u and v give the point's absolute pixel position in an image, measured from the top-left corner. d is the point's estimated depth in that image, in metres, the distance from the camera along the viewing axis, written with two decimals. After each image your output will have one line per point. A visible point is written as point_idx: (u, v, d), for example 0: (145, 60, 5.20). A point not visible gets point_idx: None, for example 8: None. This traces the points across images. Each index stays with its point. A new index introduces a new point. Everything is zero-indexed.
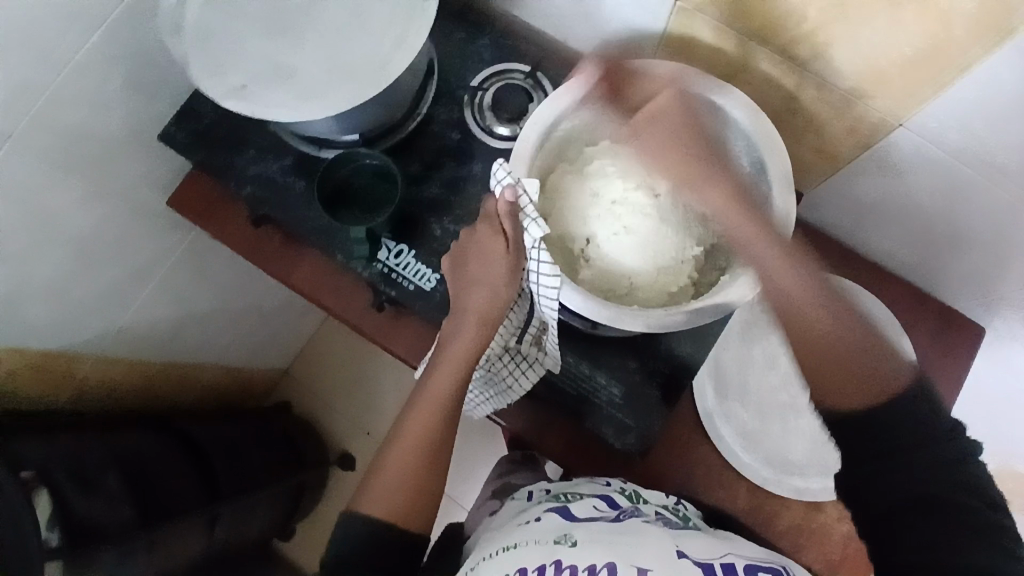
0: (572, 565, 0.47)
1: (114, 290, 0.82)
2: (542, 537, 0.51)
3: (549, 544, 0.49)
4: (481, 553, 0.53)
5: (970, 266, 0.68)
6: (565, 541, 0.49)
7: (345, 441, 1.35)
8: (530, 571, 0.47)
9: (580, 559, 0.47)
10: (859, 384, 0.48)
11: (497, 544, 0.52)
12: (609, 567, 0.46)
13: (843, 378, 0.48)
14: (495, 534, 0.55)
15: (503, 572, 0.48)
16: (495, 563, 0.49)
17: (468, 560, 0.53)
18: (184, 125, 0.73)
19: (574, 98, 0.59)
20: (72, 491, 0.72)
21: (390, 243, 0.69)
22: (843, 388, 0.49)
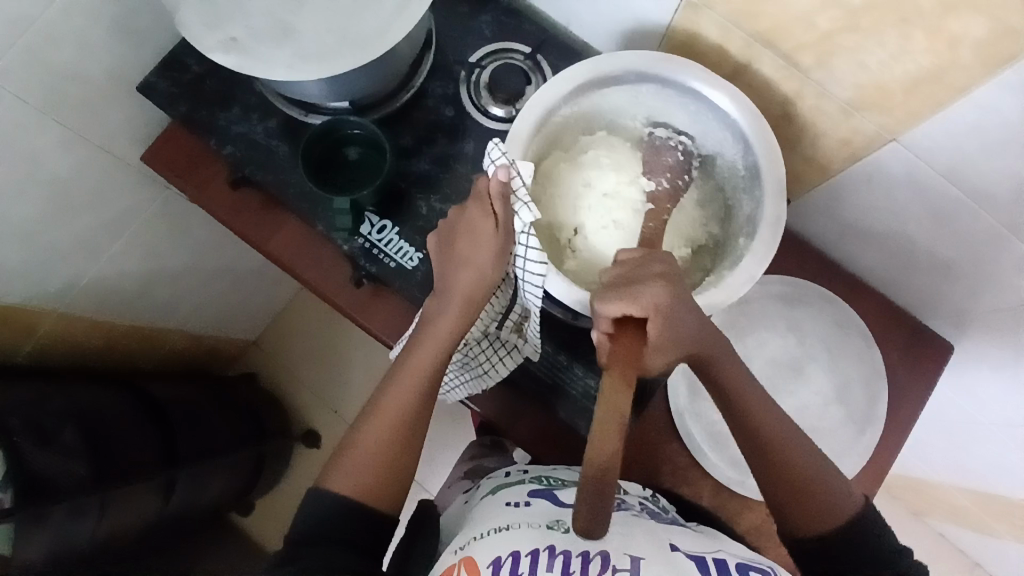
0: (565, 551, 0.46)
1: (81, 243, 0.78)
2: (533, 520, 0.50)
3: (541, 528, 0.49)
4: (470, 533, 0.52)
5: (946, 287, 0.70)
6: (558, 526, 0.49)
7: (311, 416, 1.33)
8: (523, 554, 0.46)
9: (574, 544, 0.46)
10: (819, 506, 0.53)
11: (487, 525, 0.52)
12: (602, 555, 0.45)
13: (806, 497, 0.53)
14: (483, 514, 0.55)
15: (496, 555, 0.47)
16: (488, 544, 0.49)
17: (457, 538, 0.52)
18: (168, 77, 0.70)
19: (575, 84, 0.58)
20: (30, 444, 0.69)
21: (373, 217, 0.67)
22: (804, 516, 0.53)
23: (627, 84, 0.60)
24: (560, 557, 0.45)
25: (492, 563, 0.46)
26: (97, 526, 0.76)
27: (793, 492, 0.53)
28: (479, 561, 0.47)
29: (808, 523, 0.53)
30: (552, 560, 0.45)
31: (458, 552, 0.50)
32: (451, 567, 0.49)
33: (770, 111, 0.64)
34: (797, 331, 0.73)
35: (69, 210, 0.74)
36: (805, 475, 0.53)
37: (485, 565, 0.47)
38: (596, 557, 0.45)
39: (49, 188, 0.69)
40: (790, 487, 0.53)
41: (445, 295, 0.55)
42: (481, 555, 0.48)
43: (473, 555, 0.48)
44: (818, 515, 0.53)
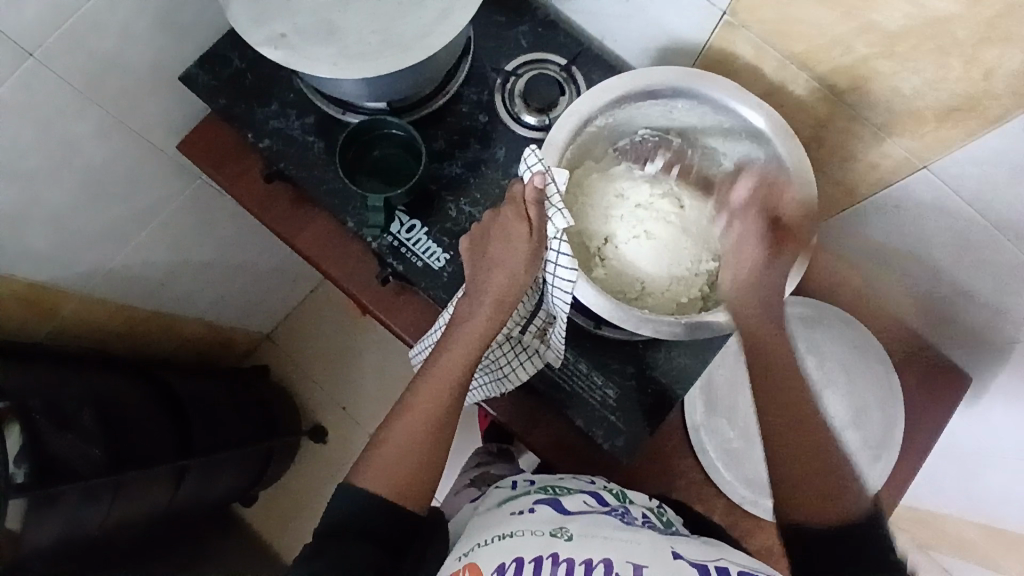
0: (568, 559, 0.46)
1: (113, 227, 0.80)
2: (538, 527, 0.50)
3: (546, 535, 0.49)
4: (475, 539, 0.52)
5: (968, 316, 0.70)
6: (562, 534, 0.49)
7: (319, 414, 1.33)
8: (526, 561, 0.47)
9: (578, 553, 0.47)
10: (820, 491, 0.56)
11: (490, 531, 0.52)
12: (605, 563, 0.46)
13: (813, 468, 0.56)
14: (486, 522, 0.55)
15: (497, 561, 0.47)
16: (491, 551, 0.49)
17: (462, 545, 0.53)
18: (208, 69, 0.71)
19: (612, 95, 0.59)
20: (46, 426, 0.70)
21: (403, 217, 0.68)
22: (807, 492, 0.56)
23: (663, 99, 0.60)
24: (564, 564, 0.46)
25: (496, 570, 0.47)
26: (109, 508, 0.76)
27: (799, 457, 0.56)
28: (483, 568, 0.48)
29: (810, 499, 0.56)
30: (556, 567, 0.46)
31: (462, 558, 0.50)
32: (457, 574, 0.49)
33: (801, 134, 0.64)
34: (818, 353, 0.72)
35: (103, 193, 0.75)
36: (810, 448, 0.56)
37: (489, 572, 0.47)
38: (599, 566, 0.45)
39: (84, 170, 0.71)
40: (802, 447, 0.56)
41: (476, 295, 0.56)
42: (485, 562, 0.48)
43: (478, 561, 0.49)
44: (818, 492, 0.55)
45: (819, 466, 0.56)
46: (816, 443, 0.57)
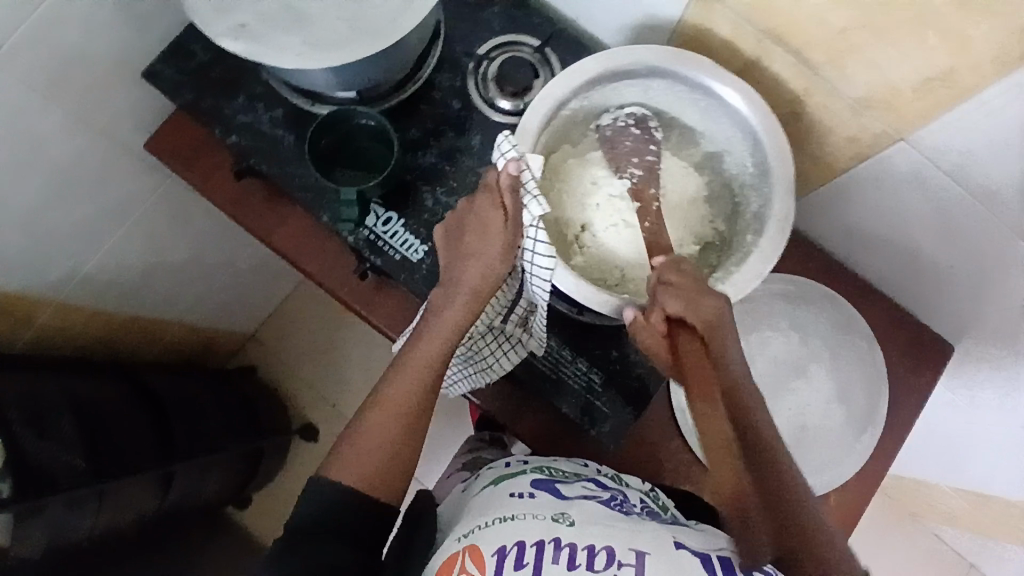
0: (571, 544, 0.46)
1: (83, 230, 0.78)
2: (539, 512, 0.49)
3: (547, 520, 0.48)
4: (473, 521, 0.51)
5: (950, 288, 0.70)
6: (563, 519, 0.48)
7: (309, 411, 1.32)
8: (528, 545, 0.46)
9: (581, 538, 0.46)
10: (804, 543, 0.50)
11: (489, 514, 0.51)
12: (608, 550, 0.45)
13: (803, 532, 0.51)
14: (483, 504, 0.54)
15: (498, 544, 0.47)
16: (493, 533, 0.48)
17: (460, 526, 0.52)
18: (171, 62, 0.69)
19: (586, 78, 0.58)
20: (25, 432, 0.68)
21: (379, 209, 0.67)
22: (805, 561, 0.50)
23: (637, 78, 0.60)
24: (566, 549, 0.45)
25: (496, 552, 0.46)
26: (95, 520, 0.76)
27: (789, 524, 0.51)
28: (485, 552, 0.47)
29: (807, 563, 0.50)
30: (559, 552, 0.45)
31: (461, 540, 0.49)
32: (456, 554, 0.48)
33: (779, 110, 0.64)
34: (801, 330, 0.73)
35: (69, 195, 0.73)
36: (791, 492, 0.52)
37: (490, 554, 0.46)
38: (602, 552, 0.45)
39: (48, 171, 0.68)
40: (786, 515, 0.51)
41: (451, 286, 0.55)
42: (486, 543, 0.47)
43: (479, 544, 0.48)
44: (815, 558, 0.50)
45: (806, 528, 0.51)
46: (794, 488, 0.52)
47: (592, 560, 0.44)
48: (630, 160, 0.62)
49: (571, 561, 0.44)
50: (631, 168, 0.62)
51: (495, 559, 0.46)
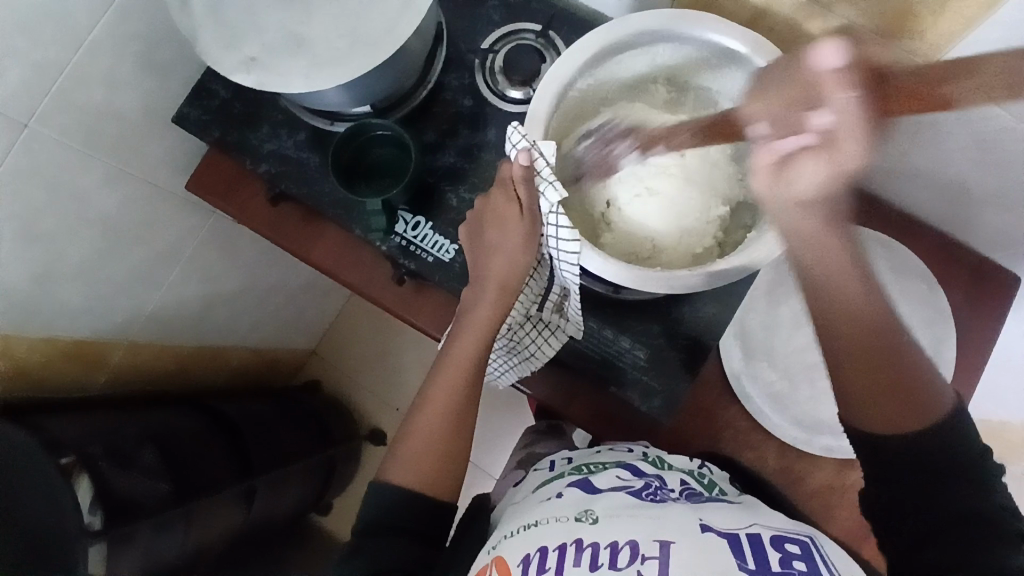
0: (593, 543, 0.48)
1: (141, 273, 0.83)
2: (563, 513, 0.53)
3: (570, 520, 0.51)
4: (505, 529, 0.55)
5: (1005, 217, 0.65)
6: (586, 517, 0.51)
7: (374, 417, 1.37)
8: (551, 549, 0.49)
9: (603, 535, 0.48)
10: (899, 407, 0.48)
11: (519, 521, 0.55)
12: (631, 544, 0.47)
13: (880, 383, 0.48)
14: (519, 511, 0.57)
15: (524, 551, 0.50)
16: (518, 543, 0.51)
17: (492, 537, 0.56)
18: (197, 103, 0.72)
19: (588, 55, 0.56)
20: (110, 466, 0.73)
21: (407, 215, 0.68)
22: (879, 415, 0.49)
23: (642, 46, 0.58)
24: (588, 550, 0.47)
25: (523, 560, 0.49)
26: (185, 539, 0.81)
27: (861, 383, 0.48)
28: (509, 561, 0.50)
29: (876, 423, 0.49)
30: (581, 553, 0.47)
31: (490, 552, 0.53)
32: (486, 566, 0.52)
33: (795, 55, 0.61)
34: None
35: (124, 241, 0.78)
36: (892, 368, 0.48)
37: (514, 564, 0.49)
38: (625, 547, 0.47)
39: (104, 223, 0.74)
40: (865, 367, 0.48)
41: (480, 283, 0.56)
42: (511, 553, 0.51)
43: (504, 556, 0.51)
44: (899, 411, 0.48)
45: (892, 383, 0.48)
46: (881, 352, 0.47)
47: (615, 558, 0.47)
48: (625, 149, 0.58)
49: (592, 561, 0.47)
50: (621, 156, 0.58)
51: (521, 567, 0.49)
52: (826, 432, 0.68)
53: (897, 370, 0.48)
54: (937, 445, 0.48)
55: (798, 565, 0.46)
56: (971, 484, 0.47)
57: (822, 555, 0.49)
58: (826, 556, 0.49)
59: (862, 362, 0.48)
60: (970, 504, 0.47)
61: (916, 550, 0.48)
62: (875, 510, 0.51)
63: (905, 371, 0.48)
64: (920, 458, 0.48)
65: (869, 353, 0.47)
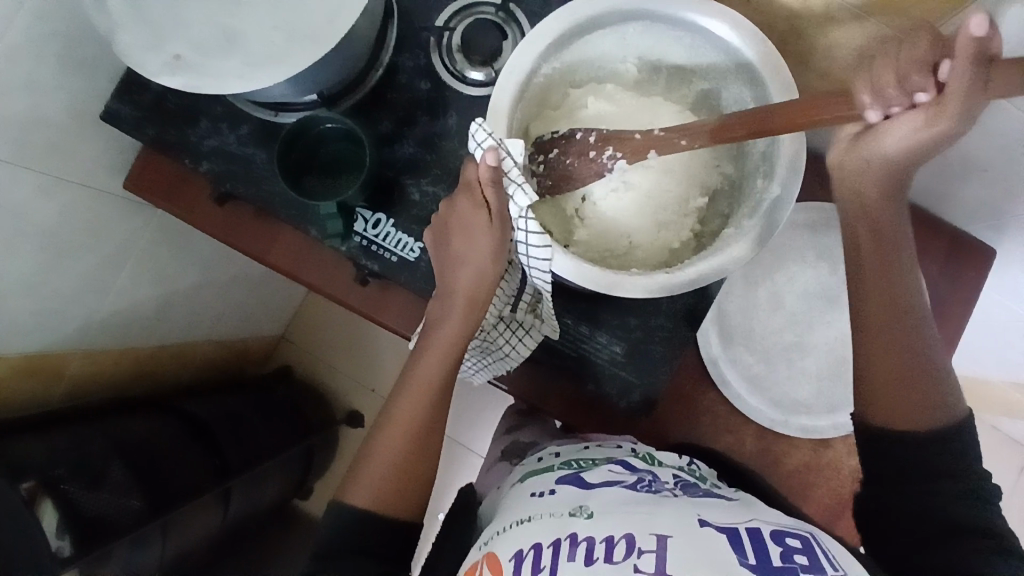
0: (588, 538, 0.47)
1: (88, 280, 0.77)
2: (556, 509, 0.51)
3: (564, 516, 0.50)
4: (495, 526, 0.54)
5: (983, 190, 0.64)
6: (580, 513, 0.50)
7: (350, 400, 1.35)
8: (545, 546, 0.47)
9: (598, 530, 0.47)
10: (916, 401, 0.52)
11: (510, 518, 0.53)
12: (627, 538, 0.46)
13: (897, 381, 0.52)
14: (506, 507, 0.56)
15: (517, 547, 0.48)
16: (510, 539, 0.50)
17: (483, 534, 0.54)
18: (126, 98, 0.65)
19: (551, 39, 0.51)
20: (76, 487, 0.69)
21: (366, 213, 0.64)
22: (891, 408, 0.52)
23: (611, 26, 0.53)
24: (583, 544, 0.46)
25: (514, 557, 0.48)
26: (162, 548, 0.78)
27: (876, 374, 0.53)
28: (501, 558, 0.48)
29: (892, 418, 0.52)
30: (575, 549, 0.46)
31: (482, 549, 0.52)
32: (476, 563, 0.50)
33: (773, 29, 0.57)
34: (828, 259, 0.71)
35: (65, 251, 0.72)
36: (907, 364, 0.52)
37: (507, 559, 0.48)
38: (621, 542, 0.46)
39: (40, 235, 0.67)
40: (888, 355, 0.52)
41: (447, 296, 0.54)
42: (502, 550, 0.49)
43: (495, 553, 0.49)
44: (912, 406, 0.52)
45: (903, 378, 0.52)
46: (900, 351, 0.52)
47: (610, 552, 0.46)
48: (609, 163, 0.53)
49: (588, 555, 0.45)
50: (602, 162, 0.53)
51: (512, 564, 0.47)
52: (803, 412, 0.69)
53: (912, 373, 0.52)
54: (928, 451, 0.51)
55: (800, 559, 0.44)
56: (960, 494, 0.49)
57: (823, 548, 0.47)
58: (829, 550, 0.47)
59: (879, 349, 0.53)
60: (962, 513, 0.48)
61: (905, 558, 0.49)
62: (865, 511, 0.54)
63: (914, 364, 0.52)
64: (910, 457, 0.51)
65: (885, 348, 0.53)
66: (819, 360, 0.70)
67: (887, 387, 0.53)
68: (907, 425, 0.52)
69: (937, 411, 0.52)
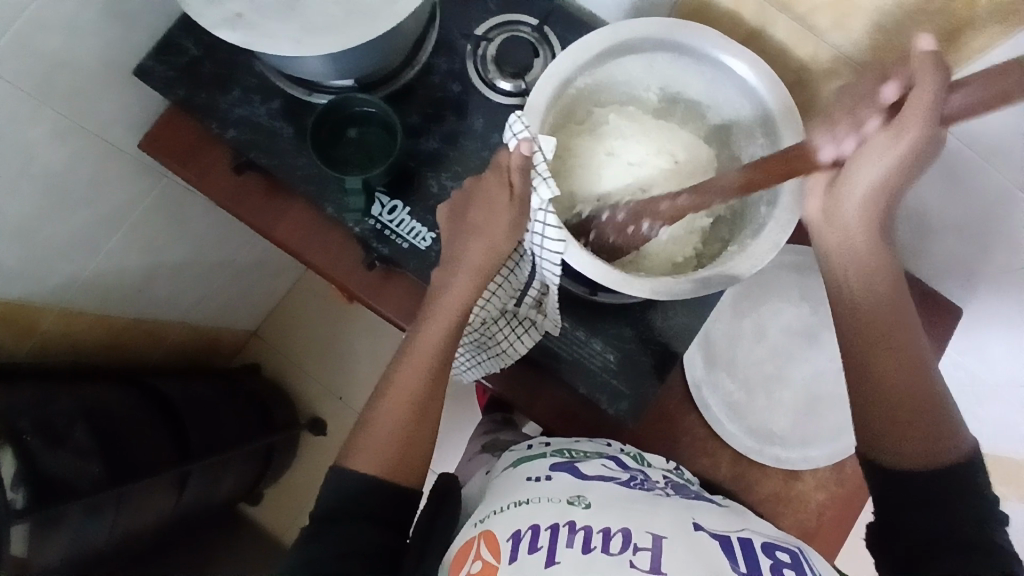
0: (585, 527, 0.47)
1: (81, 233, 0.76)
2: (554, 495, 0.51)
3: (562, 503, 0.50)
4: (491, 505, 0.53)
5: (957, 249, 0.69)
6: (578, 502, 0.50)
7: (315, 406, 1.32)
8: (542, 529, 0.47)
9: (596, 522, 0.47)
10: (919, 442, 0.48)
11: (506, 499, 0.53)
12: (624, 532, 0.47)
13: (907, 424, 0.49)
14: (499, 490, 0.56)
15: (514, 529, 0.48)
16: (507, 519, 0.50)
17: (478, 512, 0.53)
18: (164, 59, 0.67)
19: (591, 53, 0.55)
20: (38, 443, 0.65)
21: (384, 199, 0.66)
22: (906, 446, 0.48)
23: (642, 52, 0.58)
24: (581, 532, 0.47)
25: (511, 537, 0.48)
26: (113, 525, 0.73)
27: (886, 422, 0.50)
28: (498, 537, 0.48)
29: (900, 452, 0.48)
30: (573, 536, 0.46)
31: (477, 526, 0.51)
32: (471, 539, 0.50)
33: (784, 78, 0.63)
34: (810, 300, 0.76)
35: (67, 201, 0.71)
36: (920, 411, 0.49)
37: (504, 540, 0.48)
38: (618, 535, 0.46)
39: (45, 177, 0.67)
40: (888, 402, 0.50)
41: (453, 266, 0.57)
42: (499, 530, 0.49)
43: (492, 530, 0.49)
44: (914, 446, 0.48)
45: (917, 419, 0.49)
46: (911, 400, 0.49)
47: (607, 543, 0.46)
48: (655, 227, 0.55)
49: (585, 544, 0.46)
50: (644, 232, 0.56)
51: (511, 544, 0.47)
52: (777, 442, 0.72)
53: (930, 422, 0.48)
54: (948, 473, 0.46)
55: (788, 572, 0.45)
56: (967, 516, 0.45)
57: (810, 564, 0.48)
58: (815, 565, 0.49)
59: (897, 411, 0.49)
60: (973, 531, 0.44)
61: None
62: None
63: (931, 416, 0.49)
64: (919, 493, 0.47)
65: (894, 409, 0.49)
66: (795, 393, 0.74)
67: (899, 430, 0.49)
68: (907, 464, 0.48)
69: (949, 446, 0.47)
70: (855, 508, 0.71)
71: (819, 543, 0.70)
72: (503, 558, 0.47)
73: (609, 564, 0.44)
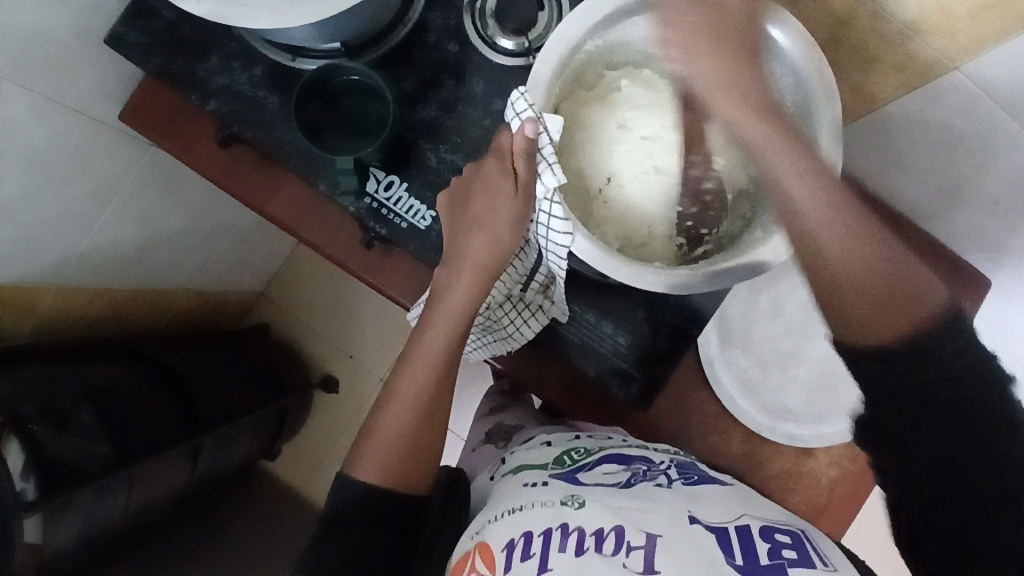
0: (578, 529, 0.46)
1: (71, 210, 0.73)
2: (549, 498, 0.50)
3: (555, 505, 0.49)
4: (488, 515, 0.52)
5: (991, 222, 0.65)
6: (571, 502, 0.49)
7: (325, 364, 1.33)
8: (535, 535, 0.47)
9: (588, 521, 0.47)
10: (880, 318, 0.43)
11: (503, 506, 0.52)
12: (616, 530, 0.46)
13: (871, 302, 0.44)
14: (498, 496, 0.55)
15: (509, 537, 0.48)
16: (501, 528, 0.49)
17: (476, 522, 0.53)
18: (137, 23, 0.62)
19: (600, 17, 0.50)
20: (44, 428, 0.65)
21: (379, 174, 0.62)
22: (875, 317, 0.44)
23: None
24: (574, 534, 0.46)
25: (506, 547, 0.47)
26: (127, 501, 0.74)
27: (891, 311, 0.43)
28: (494, 547, 0.48)
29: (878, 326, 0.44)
30: (565, 539, 0.46)
31: (474, 537, 0.51)
32: (468, 552, 0.50)
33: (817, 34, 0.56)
34: None
35: (54, 180, 0.68)
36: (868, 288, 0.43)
37: (499, 550, 0.47)
38: (611, 534, 0.45)
39: (28, 157, 0.63)
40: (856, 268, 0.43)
41: (456, 262, 0.56)
42: (495, 538, 0.48)
43: (487, 540, 0.49)
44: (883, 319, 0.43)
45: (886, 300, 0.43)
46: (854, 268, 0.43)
47: (600, 543, 0.45)
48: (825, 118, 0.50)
49: (578, 546, 0.45)
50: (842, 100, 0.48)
51: (505, 554, 0.47)
52: (790, 418, 0.70)
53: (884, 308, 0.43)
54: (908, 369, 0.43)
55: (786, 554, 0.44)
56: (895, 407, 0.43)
57: (815, 546, 0.47)
58: (821, 548, 0.47)
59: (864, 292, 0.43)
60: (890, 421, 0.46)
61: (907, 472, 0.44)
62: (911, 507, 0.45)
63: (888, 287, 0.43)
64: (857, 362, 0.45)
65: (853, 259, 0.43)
66: (811, 370, 0.70)
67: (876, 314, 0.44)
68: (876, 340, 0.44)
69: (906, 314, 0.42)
70: (866, 484, 0.70)
71: (829, 519, 0.70)
72: (499, 568, 0.46)
73: (601, 564, 0.43)
